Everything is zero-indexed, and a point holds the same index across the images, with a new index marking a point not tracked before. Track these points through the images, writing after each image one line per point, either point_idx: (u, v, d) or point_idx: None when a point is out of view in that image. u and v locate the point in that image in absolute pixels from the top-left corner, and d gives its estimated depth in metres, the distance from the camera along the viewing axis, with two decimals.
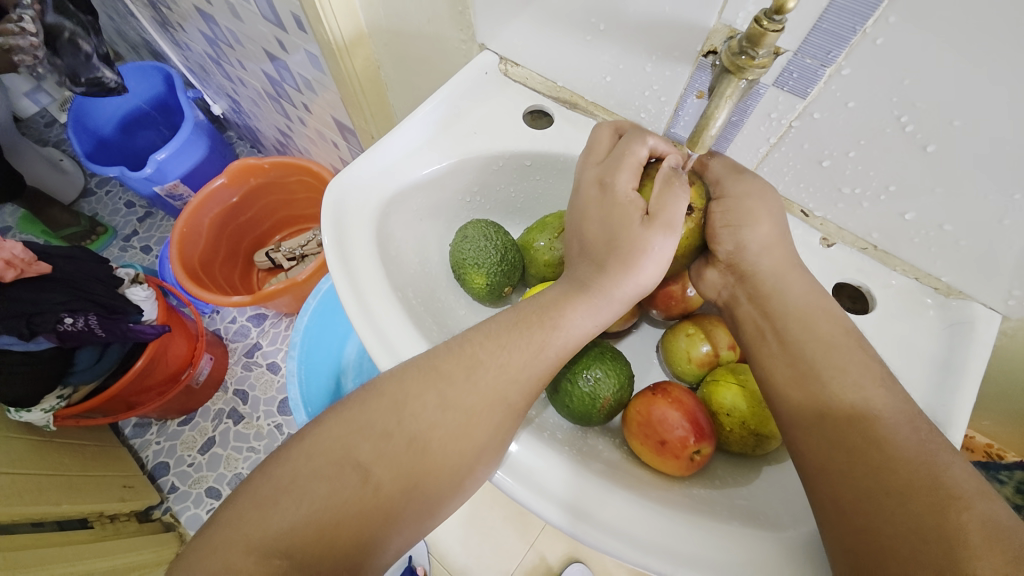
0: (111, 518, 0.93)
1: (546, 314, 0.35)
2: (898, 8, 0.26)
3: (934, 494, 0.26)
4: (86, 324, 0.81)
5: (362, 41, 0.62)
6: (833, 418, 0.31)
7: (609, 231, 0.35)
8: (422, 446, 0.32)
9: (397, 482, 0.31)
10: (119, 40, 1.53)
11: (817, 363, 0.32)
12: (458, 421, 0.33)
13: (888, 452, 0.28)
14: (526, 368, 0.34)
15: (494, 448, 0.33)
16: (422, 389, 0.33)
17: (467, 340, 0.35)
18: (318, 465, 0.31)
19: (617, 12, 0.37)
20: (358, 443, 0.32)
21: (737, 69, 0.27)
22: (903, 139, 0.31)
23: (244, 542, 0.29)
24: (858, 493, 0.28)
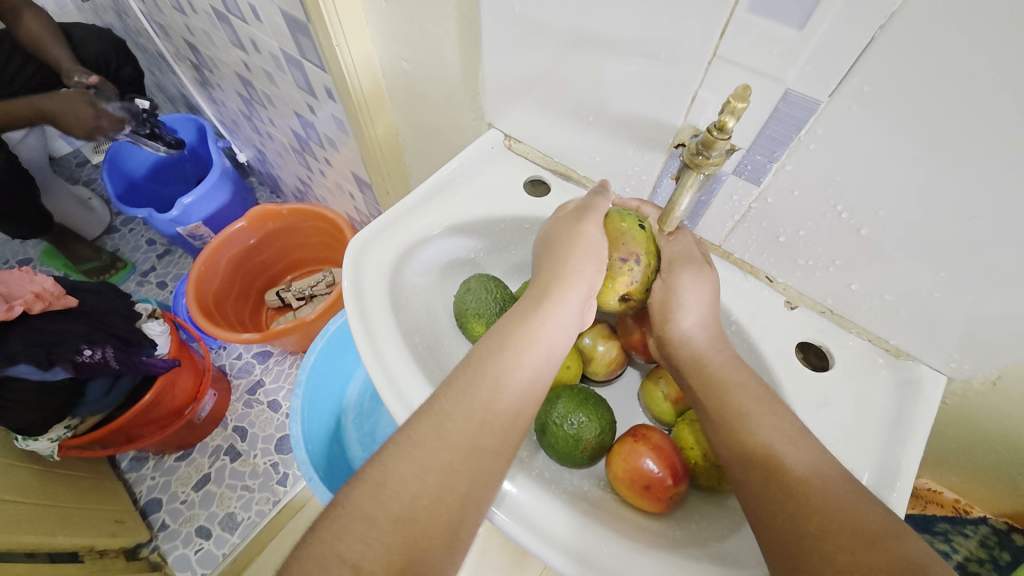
0: (101, 552, 0.90)
1: (502, 353, 0.38)
2: (823, 122, 0.33)
3: (850, 536, 0.29)
4: (103, 356, 0.85)
5: (384, 112, 0.70)
6: (757, 468, 0.34)
7: (558, 255, 0.42)
8: (409, 517, 0.33)
9: (392, 558, 0.31)
10: (158, 92, 1.67)
11: (737, 421, 0.36)
12: (438, 478, 0.34)
13: (804, 500, 0.31)
14: (489, 404, 0.37)
15: (479, 491, 0.35)
16: (397, 458, 0.34)
17: (434, 400, 0.37)
18: (310, 573, 0.30)
19: (603, 108, 0.44)
20: (344, 535, 0.32)
21: (695, 164, 0.33)
22: (841, 222, 0.37)
23: None
24: (779, 539, 0.31)
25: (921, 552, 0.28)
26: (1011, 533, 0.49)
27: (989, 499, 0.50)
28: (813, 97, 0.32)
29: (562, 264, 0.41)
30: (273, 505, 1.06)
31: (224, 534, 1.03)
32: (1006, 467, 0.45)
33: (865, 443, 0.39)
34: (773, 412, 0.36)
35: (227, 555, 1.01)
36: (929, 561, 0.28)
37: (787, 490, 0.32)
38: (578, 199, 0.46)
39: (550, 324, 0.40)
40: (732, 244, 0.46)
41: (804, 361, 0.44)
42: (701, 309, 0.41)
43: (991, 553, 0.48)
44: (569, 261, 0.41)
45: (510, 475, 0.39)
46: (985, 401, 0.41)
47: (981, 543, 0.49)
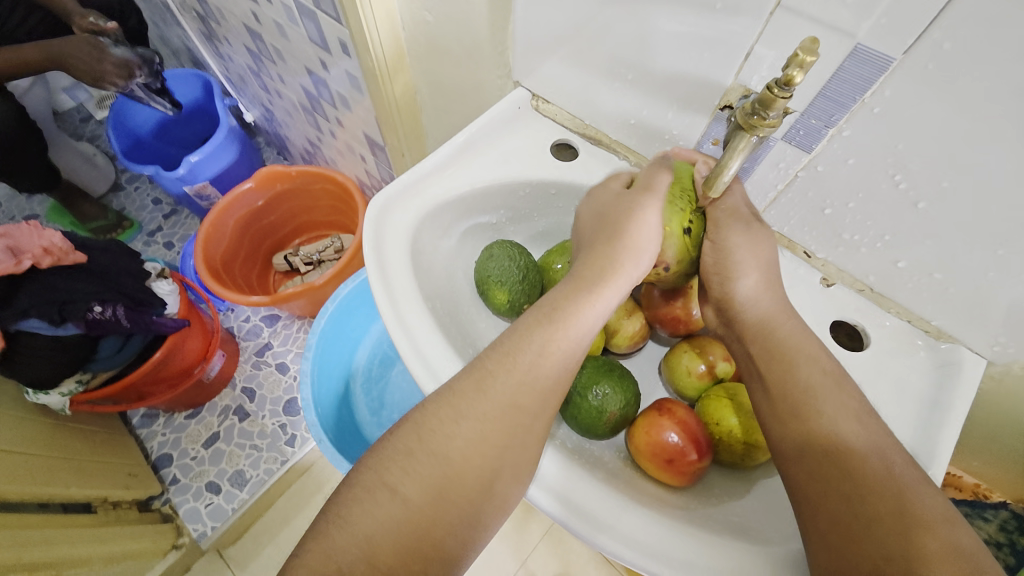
0: (114, 505, 0.94)
1: (547, 316, 0.37)
2: (892, 84, 0.30)
3: (905, 521, 0.29)
4: (114, 314, 0.83)
5: (403, 68, 0.66)
6: (817, 448, 0.33)
7: (606, 215, 0.41)
8: (445, 461, 0.34)
9: (427, 495, 0.33)
10: (161, 45, 1.61)
11: (805, 403, 0.34)
12: (476, 431, 0.34)
13: (859, 480, 0.31)
14: (531, 371, 0.36)
15: (513, 451, 0.35)
16: (440, 406, 0.35)
17: (480, 358, 0.37)
18: (354, 491, 0.33)
19: (645, 65, 0.41)
20: (387, 465, 0.33)
21: (749, 126, 0.31)
22: (897, 194, 0.35)
23: (304, 566, 0.30)
24: (830, 518, 0.31)
25: (970, 540, 0.28)
26: None
27: (1011, 484, 0.49)
28: (885, 55, 0.29)
29: (618, 230, 0.39)
30: (281, 464, 1.08)
31: (234, 490, 1.05)
32: None
33: (898, 424, 0.38)
34: (810, 392, 0.35)
35: (236, 510, 1.03)
36: (980, 552, 0.27)
37: (849, 467, 0.31)
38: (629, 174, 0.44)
39: (601, 299, 0.38)
40: (771, 215, 0.43)
41: (838, 340, 0.43)
42: (758, 271, 0.39)
43: (1009, 537, 0.48)
44: (631, 238, 0.39)
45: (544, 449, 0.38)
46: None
47: (1000, 528, 0.49)
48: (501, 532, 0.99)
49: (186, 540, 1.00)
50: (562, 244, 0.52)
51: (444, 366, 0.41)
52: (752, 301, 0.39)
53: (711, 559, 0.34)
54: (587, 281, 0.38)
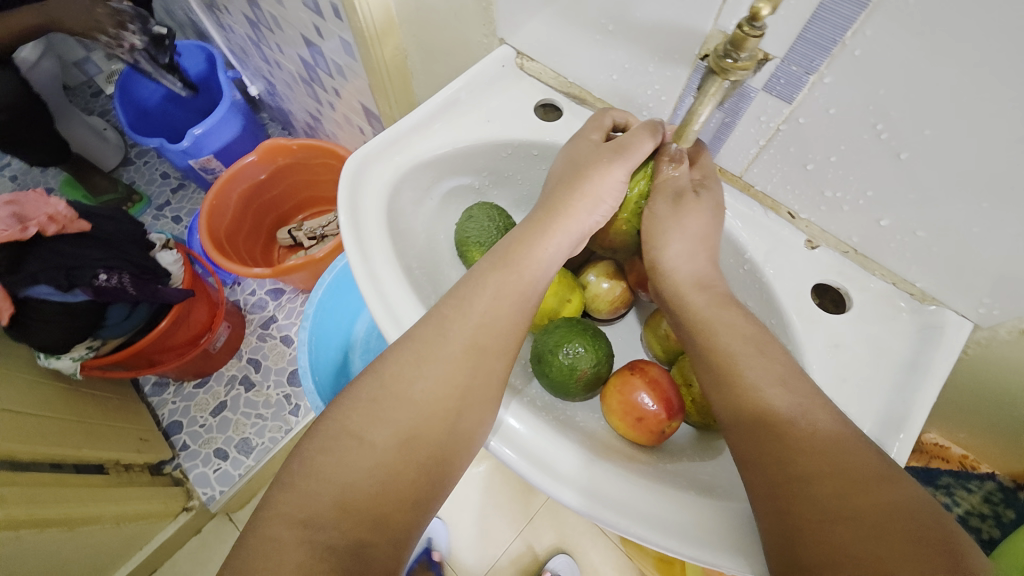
0: (126, 467, 0.97)
1: (502, 259, 0.39)
2: (872, 22, 0.29)
3: (842, 481, 0.28)
4: (120, 282, 0.86)
5: (392, 30, 0.65)
6: (746, 413, 0.33)
7: (572, 170, 0.41)
8: (410, 405, 0.34)
9: (394, 438, 0.33)
10: (167, 19, 1.61)
11: (760, 360, 0.34)
12: (437, 372, 0.35)
13: (787, 445, 0.30)
14: (490, 312, 0.37)
15: (478, 390, 0.35)
16: (399, 354, 0.36)
17: (437, 306, 0.38)
18: (322, 442, 0.33)
19: (626, 15, 0.40)
20: (352, 415, 0.34)
21: (721, 70, 0.30)
22: (879, 145, 0.33)
23: (275, 512, 0.31)
24: (769, 482, 0.30)
25: (907, 496, 0.27)
26: (1021, 491, 0.47)
27: (1001, 457, 0.48)
28: None
29: (575, 184, 0.40)
30: (286, 433, 1.11)
31: (240, 457, 1.08)
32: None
33: (874, 387, 0.37)
34: (778, 352, 0.34)
35: (243, 476, 1.07)
36: (918, 507, 0.27)
37: (781, 429, 0.31)
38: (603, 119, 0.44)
39: (553, 245, 0.40)
40: (754, 174, 0.42)
41: (821, 305, 0.42)
42: None
43: (994, 509, 0.46)
44: (586, 184, 0.40)
45: (505, 404, 0.38)
46: (1010, 352, 0.38)
47: (985, 499, 0.47)
48: (498, 501, 1.01)
49: (196, 503, 1.05)
50: None
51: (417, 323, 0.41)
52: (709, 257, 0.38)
53: (687, 517, 0.34)
54: (551, 225, 0.40)
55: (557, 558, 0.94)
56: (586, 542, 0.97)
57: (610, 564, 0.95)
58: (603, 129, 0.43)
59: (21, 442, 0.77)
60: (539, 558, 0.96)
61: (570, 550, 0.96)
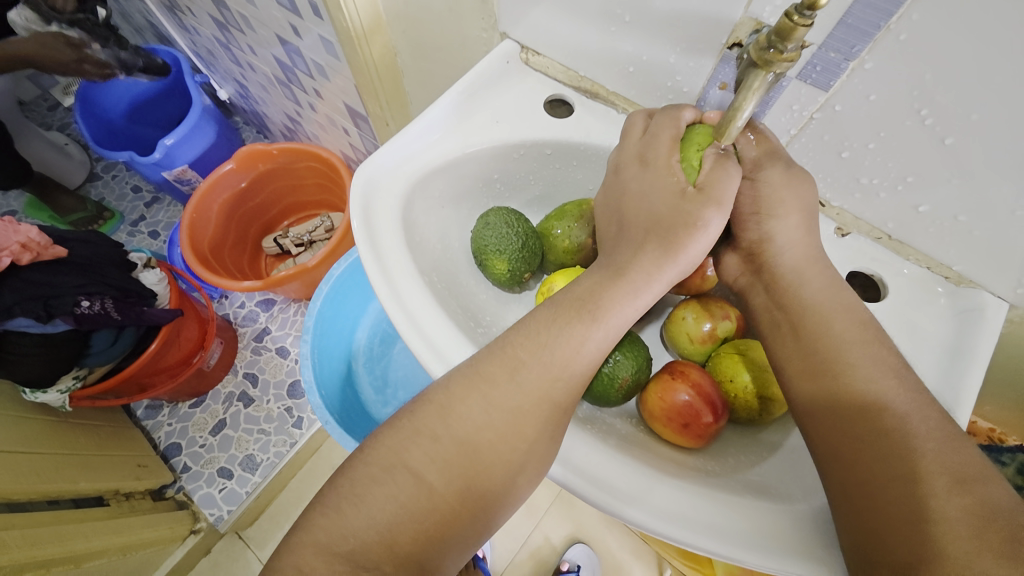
0: (127, 496, 0.93)
1: (585, 308, 0.35)
2: (921, 6, 0.27)
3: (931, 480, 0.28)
4: (103, 307, 0.81)
5: (380, 28, 0.62)
6: (850, 411, 0.32)
7: (644, 204, 0.37)
8: (472, 449, 0.32)
9: (451, 481, 0.32)
10: (122, 22, 1.52)
11: (831, 359, 0.34)
12: (504, 420, 0.33)
13: (885, 442, 0.30)
14: (568, 364, 0.34)
15: (542, 448, 0.33)
16: (467, 390, 0.33)
17: (508, 343, 0.35)
18: (372, 471, 0.32)
19: (644, 4, 0.38)
20: (409, 447, 0.32)
21: (764, 63, 0.28)
22: (923, 131, 0.32)
23: (315, 545, 0.30)
24: (844, 480, 0.31)
25: (999, 497, 0.27)
26: None
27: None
28: None
29: (666, 229, 0.35)
30: (291, 446, 1.08)
31: (246, 474, 1.05)
32: None
33: (918, 374, 0.36)
34: (827, 351, 0.34)
35: (251, 493, 1.04)
36: (1012, 507, 0.27)
37: (879, 429, 0.30)
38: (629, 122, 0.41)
39: (644, 298, 0.35)
40: None
41: (853, 292, 0.41)
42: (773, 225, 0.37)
43: None
44: (682, 247, 0.35)
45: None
46: None
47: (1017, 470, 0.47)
48: None
49: (204, 525, 1.02)
50: (561, 207, 0.49)
51: (447, 340, 0.39)
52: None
53: (744, 524, 0.33)
54: (625, 270, 0.35)
55: (575, 548, 0.95)
56: (603, 529, 0.97)
57: (628, 548, 0.96)
58: (678, 133, 0.37)
59: (16, 482, 0.73)
60: (558, 549, 0.96)
61: (588, 539, 0.97)
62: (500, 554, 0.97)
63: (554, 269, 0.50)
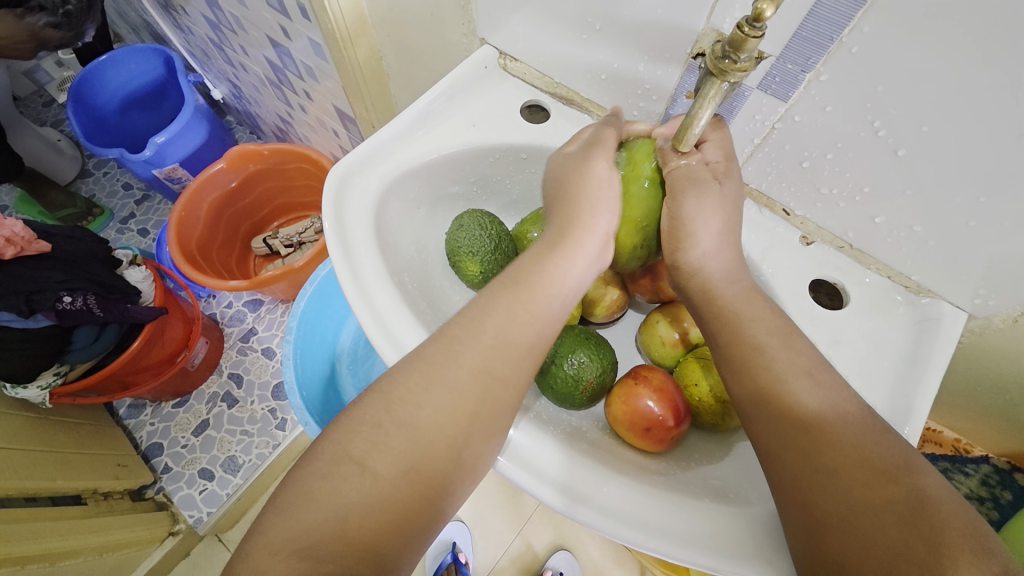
0: (105, 495, 0.92)
1: (513, 280, 0.37)
2: (871, 19, 0.28)
3: (867, 470, 0.29)
4: (85, 303, 0.80)
5: (365, 31, 0.62)
6: (771, 407, 0.32)
7: (560, 189, 0.40)
8: (418, 436, 0.33)
9: (407, 474, 0.32)
10: (119, 21, 1.53)
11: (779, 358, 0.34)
12: (446, 398, 0.33)
13: (816, 436, 0.30)
14: (499, 332, 0.35)
15: (486, 418, 0.34)
16: (408, 376, 0.34)
17: (447, 325, 0.36)
18: (322, 465, 0.31)
19: (614, 14, 0.39)
20: (356, 438, 0.32)
21: (720, 72, 0.29)
22: (876, 142, 0.33)
23: (274, 544, 0.29)
24: (784, 473, 0.31)
25: (937, 485, 0.28)
26: (1013, 472, 0.48)
27: (991, 439, 0.49)
28: None
29: (574, 205, 0.38)
30: (273, 448, 1.07)
31: (227, 475, 1.04)
32: (1015, 410, 0.44)
33: (877, 381, 0.37)
34: (778, 354, 0.34)
35: (231, 494, 1.03)
36: (942, 495, 0.27)
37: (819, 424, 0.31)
38: (587, 131, 0.42)
39: (569, 270, 0.37)
40: (749, 171, 0.42)
41: (817, 300, 0.42)
42: (737, 227, 0.37)
43: (992, 492, 0.47)
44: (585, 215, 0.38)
45: (514, 422, 0.37)
46: (1003, 340, 0.39)
47: (983, 482, 0.48)
48: (496, 503, 1.00)
49: (182, 527, 1.01)
50: (535, 212, 0.50)
51: (412, 342, 0.39)
52: (719, 257, 0.37)
53: (705, 526, 0.33)
54: (548, 244, 0.38)
55: (557, 556, 0.94)
56: (585, 537, 0.97)
57: (610, 556, 0.96)
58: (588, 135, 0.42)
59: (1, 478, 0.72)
60: (540, 557, 0.96)
61: (570, 546, 0.96)
62: (482, 560, 0.96)
63: None
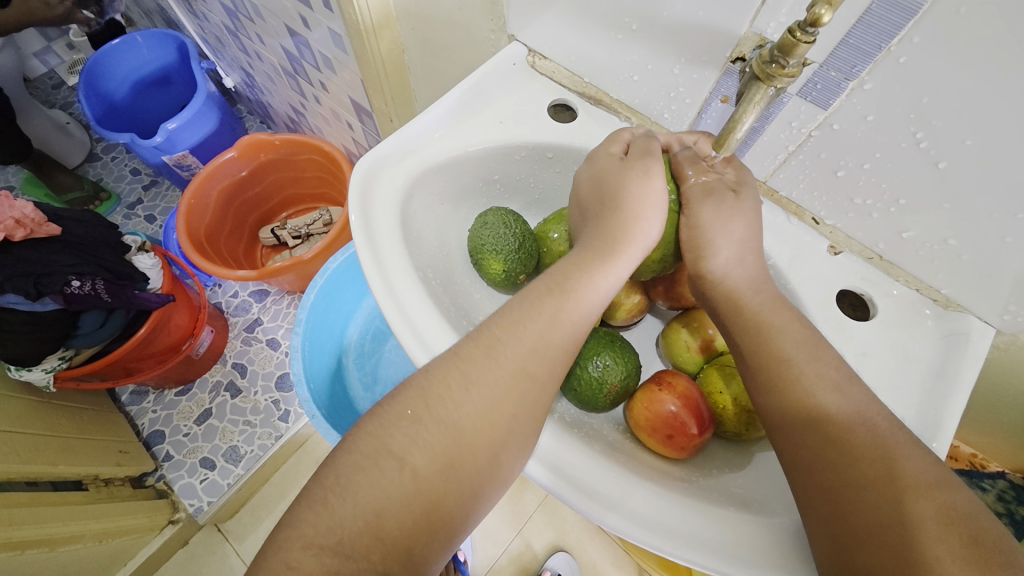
0: (106, 482, 0.92)
1: (557, 284, 0.37)
2: (921, 29, 0.28)
3: (898, 484, 0.28)
4: (94, 288, 0.80)
5: (389, 23, 0.62)
6: (791, 412, 0.33)
7: (606, 189, 0.40)
8: (456, 432, 0.33)
9: (437, 467, 0.32)
10: (134, 6, 1.52)
11: (807, 363, 0.34)
12: (486, 400, 0.33)
13: (845, 446, 0.30)
14: (543, 338, 0.35)
15: (524, 423, 0.34)
16: (446, 372, 0.34)
17: (486, 325, 0.36)
18: (357, 459, 0.31)
19: (651, 14, 0.39)
20: (393, 433, 0.32)
21: (767, 76, 0.29)
22: (917, 153, 0.33)
23: (302, 539, 0.29)
24: (813, 485, 0.31)
25: (965, 500, 0.28)
26: None
27: (1007, 456, 0.49)
28: None
29: (625, 204, 0.39)
30: (276, 439, 1.07)
31: (228, 465, 1.04)
32: None
33: (905, 393, 0.37)
34: (811, 359, 0.34)
35: (232, 484, 1.03)
36: (973, 510, 0.27)
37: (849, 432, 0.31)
38: (625, 136, 0.43)
39: (612, 276, 0.38)
40: (779, 179, 0.42)
41: (842, 310, 0.41)
42: None
43: (1009, 507, 0.46)
44: (638, 216, 0.39)
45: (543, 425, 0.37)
46: None
47: (999, 498, 0.48)
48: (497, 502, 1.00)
49: (182, 515, 1.00)
50: (558, 211, 0.49)
51: (437, 338, 0.39)
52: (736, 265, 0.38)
53: (726, 535, 0.33)
54: (592, 245, 0.38)
55: (556, 556, 0.94)
56: (586, 539, 0.97)
57: (609, 559, 0.95)
58: (625, 145, 0.42)
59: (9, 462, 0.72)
60: (539, 557, 0.95)
61: (570, 548, 0.96)
62: (482, 558, 0.96)
63: (547, 273, 0.50)
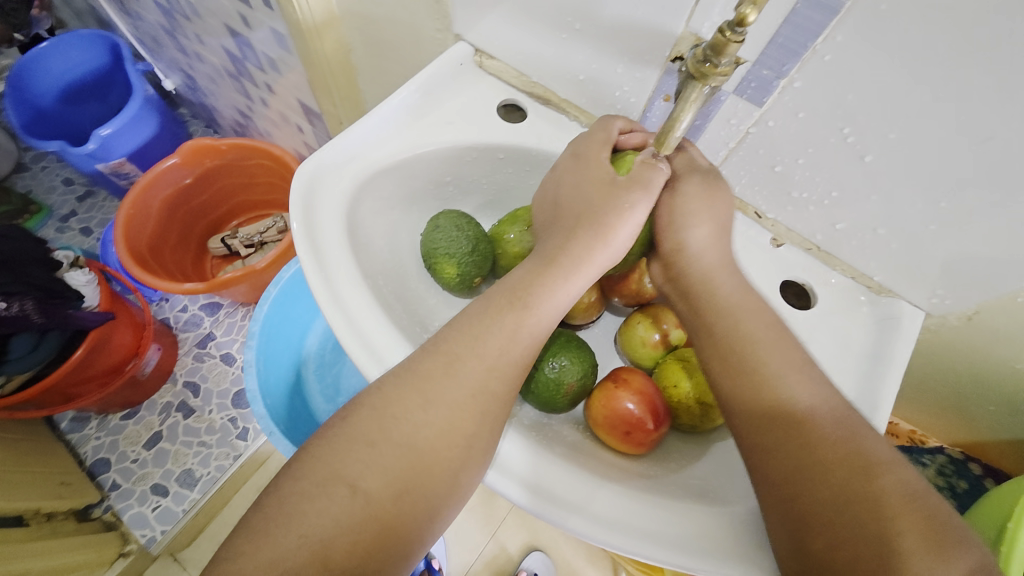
0: (48, 517, 0.84)
1: (518, 297, 0.36)
2: (843, 29, 0.29)
3: (844, 468, 0.30)
4: (22, 309, 0.74)
5: (333, 23, 0.60)
6: (741, 404, 0.34)
7: (582, 197, 0.38)
8: (410, 451, 0.32)
9: (390, 489, 0.31)
10: (59, 4, 1.42)
11: (753, 354, 0.35)
12: (445, 420, 0.32)
13: (795, 436, 0.32)
14: (502, 355, 0.35)
15: (483, 442, 0.33)
16: (403, 393, 0.33)
17: (442, 338, 0.35)
18: (304, 486, 0.30)
19: (592, 14, 0.39)
20: (344, 457, 0.31)
21: (701, 75, 0.29)
22: (845, 148, 0.34)
23: (242, 573, 0.27)
24: (771, 475, 0.31)
25: (901, 479, 0.30)
26: (967, 462, 0.51)
27: (941, 429, 0.52)
28: None
29: (599, 217, 0.37)
30: (234, 459, 1.01)
31: (183, 490, 0.98)
32: (964, 399, 0.47)
33: (847, 377, 0.38)
34: (758, 349, 0.35)
35: (188, 510, 0.97)
36: (910, 489, 0.29)
37: (795, 419, 0.32)
38: (611, 128, 0.41)
39: (573, 289, 0.37)
40: (722, 176, 0.43)
41: (787, 300, 0.43)
42: (711, 228, 0.38)
43: (949, 481, 0.50)
44: (611, 232, 0.37)
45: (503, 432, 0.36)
46: (957, 336, 0.41)
47: (940, 473, 0.52)
48: (469, 507, 0.99)
49: (133, 547, 0.93)
50: (513, 212, 0.49)
51: (389, 348, 0.38)
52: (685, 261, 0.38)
53: (686, 530, 0.33)
54: (557, 257, 0.37)
55: (532, 556, 0.94)
56: (560, 537, 0.97)
57: (583, 555, 0.96)
58: (610, 138, 0.40)
59: None
60: (514, 558, 0.95)
61: (544, 547, 0.96)
62: (456, 565, 0.94)
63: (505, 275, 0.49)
